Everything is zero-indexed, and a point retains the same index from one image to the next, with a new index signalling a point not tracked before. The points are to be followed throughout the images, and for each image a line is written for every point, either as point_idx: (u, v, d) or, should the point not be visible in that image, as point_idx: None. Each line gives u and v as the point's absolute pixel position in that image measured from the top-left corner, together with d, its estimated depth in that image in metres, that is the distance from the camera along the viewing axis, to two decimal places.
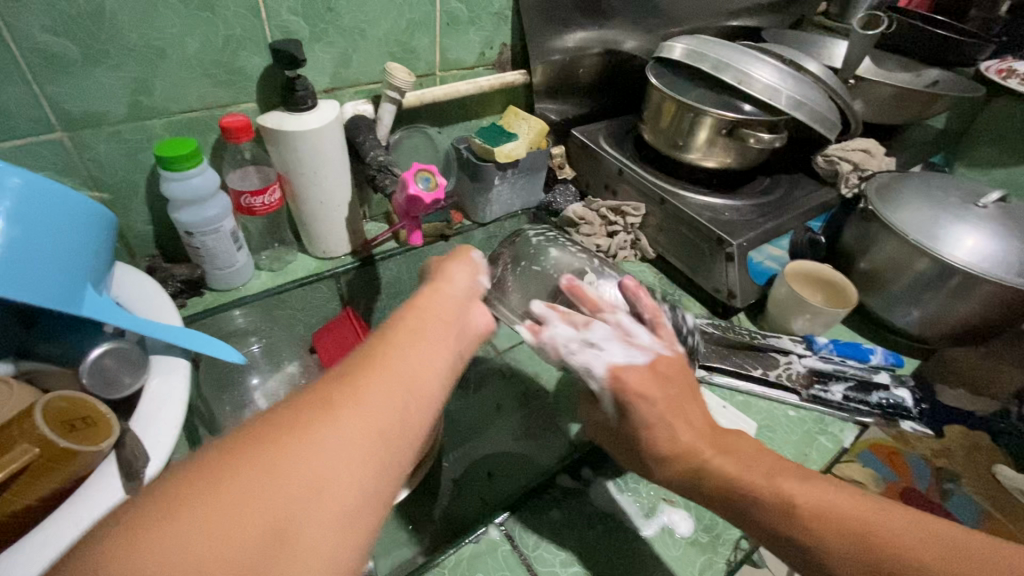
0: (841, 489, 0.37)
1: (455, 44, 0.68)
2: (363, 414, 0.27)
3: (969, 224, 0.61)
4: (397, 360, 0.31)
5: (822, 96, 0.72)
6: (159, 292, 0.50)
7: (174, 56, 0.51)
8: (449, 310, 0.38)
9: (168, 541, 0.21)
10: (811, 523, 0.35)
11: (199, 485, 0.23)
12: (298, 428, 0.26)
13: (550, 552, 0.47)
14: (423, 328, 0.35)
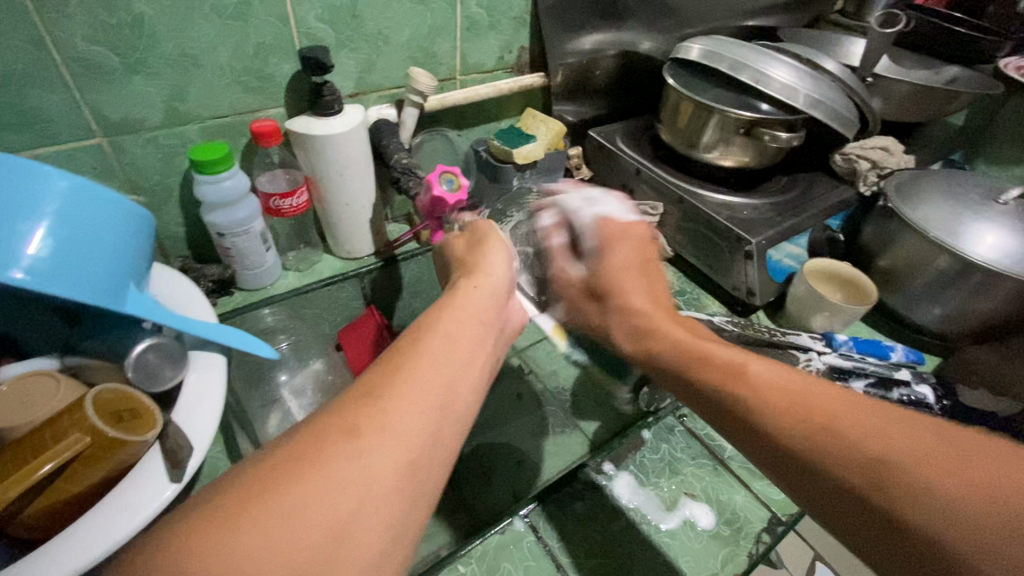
0: (862, 409, 0.34)
1: (474, 48, 0.70)
2: (407, 414, 0.31)
3: (988, 221, 0.62)
4: (428, 361, 0.34)
5: (839, 94, 0.72)
6: (194, 291, 0.52)
7: (208, 64, 0.53)
8: (484, 309, 0.41)
9: (243, 534, 0.24)
10: (844, 437, 0.32)
11: (269, 485, 0.26)
12: (350, 430, 0.29)
13: (573, 543, 0.48)
14: (454, 328, 0.37)
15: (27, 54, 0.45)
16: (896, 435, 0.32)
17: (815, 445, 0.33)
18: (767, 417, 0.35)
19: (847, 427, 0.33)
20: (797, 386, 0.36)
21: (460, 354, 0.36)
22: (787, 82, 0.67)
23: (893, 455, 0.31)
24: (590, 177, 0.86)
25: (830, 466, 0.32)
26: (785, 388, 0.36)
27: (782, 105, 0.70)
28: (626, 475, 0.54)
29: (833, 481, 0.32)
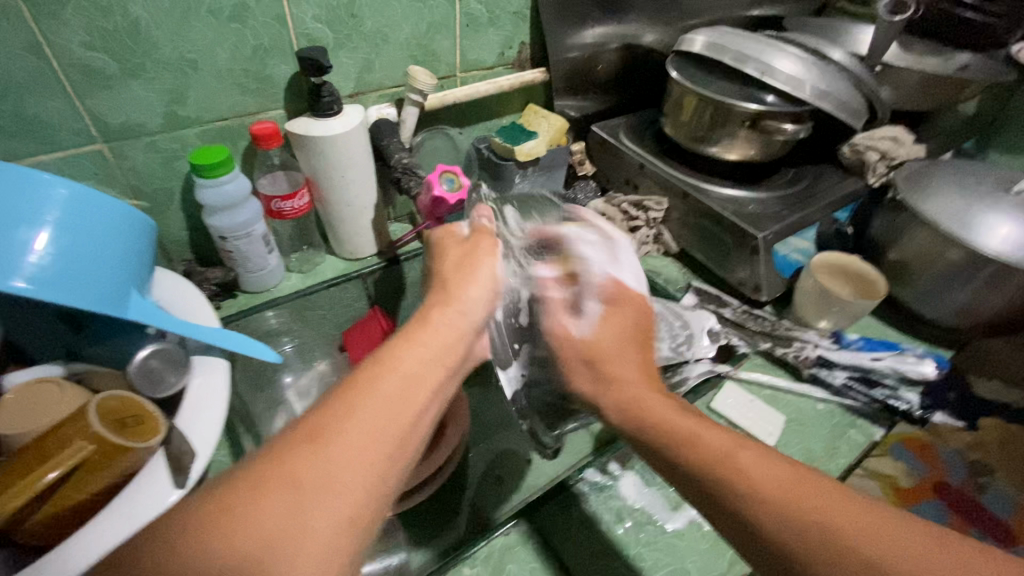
0: (752, 451, 0.35)
1: (474, 45, 0.69)
2: (357, 438, 0.30)
3: (1000, 210, 0.60)
4: (382, 381, 0.33)
5: (847, 84, 0.70)
6: (196, 295, 0.52)
7: (206, 67, 0.52)
8: (455, 329, 0.39)
9: (178, 559, 0.24)
10: (707, 456, 0.35)
11: (216, 512, 0.25)
12: (313, 436, 0.29)
13: (579, 544, 0.48)
14: (417, 343, 0.37)
15: (24, 61, 0.45)
16: (797, 483, 0.32)
17: (751, 506, 0.32)
18: (759, 500, 0.32)
19: (801, 505, 0.31)
20: (722, 441, 0.36)
21: (420, 366, 0.35)
22: (792, 73, 0.66)
23: (809, 539, 0.30)
24: (593, 172, 0.86)
25: (783, 550, 0.31)
26: (719, 441, 0.36)
27: (789, 97, 0.69)
28: (631, 475, 0.53)
29: (760, 545, 0.32)
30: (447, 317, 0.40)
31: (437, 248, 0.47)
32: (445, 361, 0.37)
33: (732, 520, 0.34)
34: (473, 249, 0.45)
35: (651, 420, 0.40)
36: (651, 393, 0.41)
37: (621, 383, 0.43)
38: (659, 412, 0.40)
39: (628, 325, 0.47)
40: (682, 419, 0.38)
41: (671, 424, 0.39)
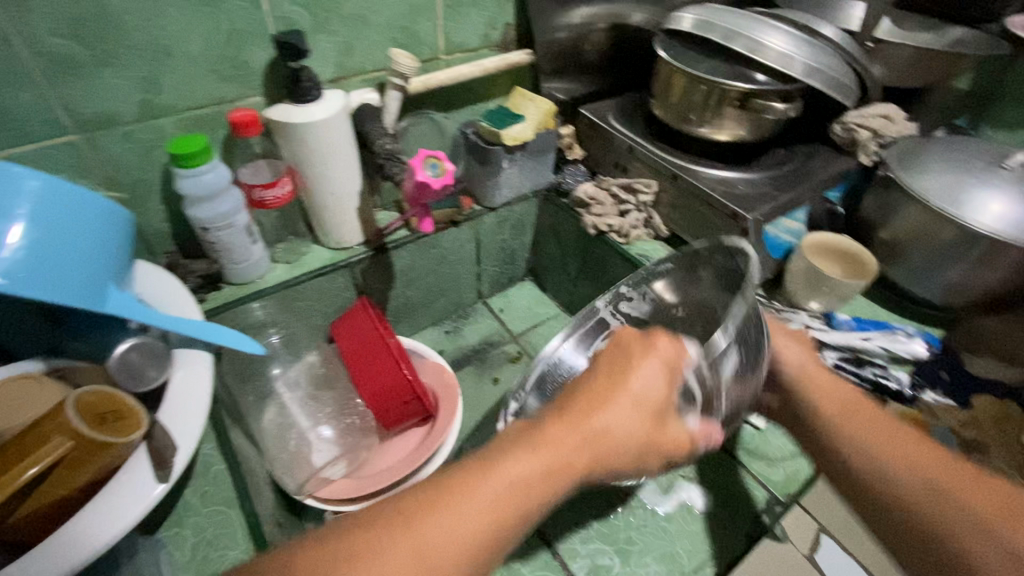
0: (919, 442, 0.39)
1: (457, 27, 0.67)
2: (431, 555, 0.28)
3: (991, 186, 0.60)
4: (483, 495, 0.30)
5: (837, 61, 0.69)
6: (178, 286, 0.51)
7: (181, 54, 0.51)
8: (585, 451, 0.32)
9: None
10: (852, 419, 0.42)
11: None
12: (399, 532, 0.28)
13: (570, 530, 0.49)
14: (515, 474, 0.31)
15: None
16: (931, 457, 0.37)
17: (890, 475, 0.38)
18: (880, 462, 0.38)
19: (929, 472, 0.36)
20: (869, 420, 0.42)
21: (509, 506, 0.30)
22: (781, 51, 0.65)
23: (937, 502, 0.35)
24: (583, 157, 0.84)
25: (913, 512, 0.36)
26: (875, 421, 0.41)
27: (778, 76, 0.68)
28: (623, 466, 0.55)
29: (889, 505, 0.37)
30: (591, 429, 0.33)
31: (630, 344, 0.36)
32: (527, 515, 0.31)
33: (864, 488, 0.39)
34: (627, 389, 0.34)
35: (818, 404, 0.45)
36: (828, 380, 0.47)
37: (790, 385, 0.48)
38: (822, 399, 0.45)
39: (806, 354, 0.50)
40: (835, 401, 0.45)
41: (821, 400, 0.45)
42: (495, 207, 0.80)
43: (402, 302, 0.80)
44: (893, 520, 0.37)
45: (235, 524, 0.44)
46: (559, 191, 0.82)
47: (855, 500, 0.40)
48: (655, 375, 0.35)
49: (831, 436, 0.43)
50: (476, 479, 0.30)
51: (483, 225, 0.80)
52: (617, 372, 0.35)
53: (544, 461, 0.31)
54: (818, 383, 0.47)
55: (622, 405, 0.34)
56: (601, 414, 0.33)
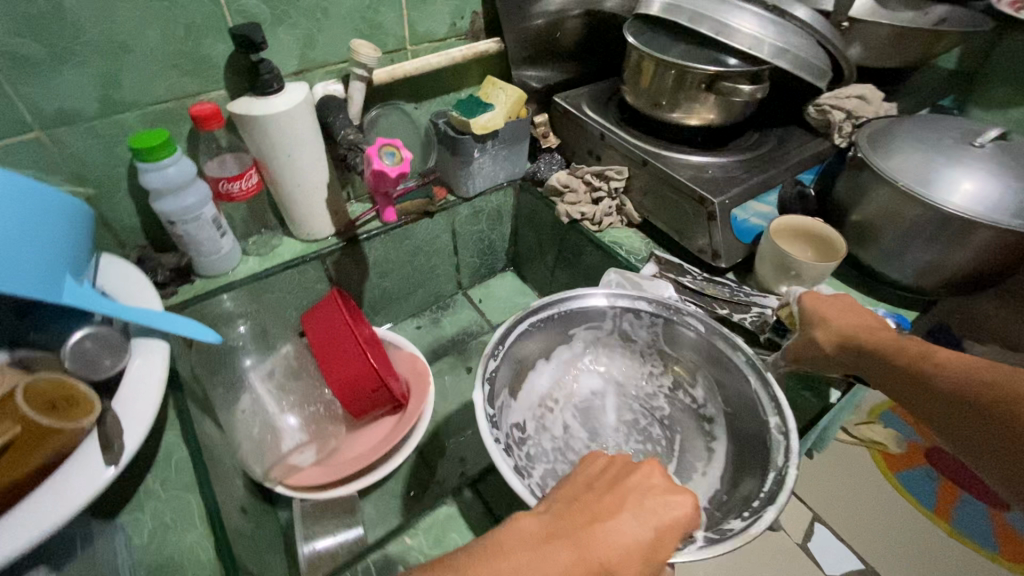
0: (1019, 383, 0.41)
1: (423, 17, 0.67)
2: None
3: (964, 166, 0.59)
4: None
5: (807, 41, 0.68)
6: (141, 278, 0.52)
7: (139, 49, 0.51)
8: (596, 570, 0.34)
9: None
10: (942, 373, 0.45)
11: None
12: None
13: None
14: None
15: None
16: None
17: (981, 400, 0.42)
18: None
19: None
20: (948, 358, 0.46)
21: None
22: (748, 32, 0.64)
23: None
24: (558, 145, 0.84)
25: (1014, 424, 0.40)
26: (947, 357, 0.46)
27: (746, 58, 0.67)
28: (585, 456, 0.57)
29: (989, 422, 0.42)
30: (604, 544, 0.35)
31: (646, 478, 0.39)
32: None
33: (957, 410, 0.44)
34: (638, 511, 0.37)
35: (872, 350, 0.50)
36: (872, 331, 0.51)
37: (845, 338, 0.51)
38: (885, 345, 0.49)
39: (852, 313, 0.53)
40: (900, 346, 0.49)
41: (886, 346, 0.49)
42: (469, 197, 0.80)
43: (379, 293, 0.81)
44: (996, 434, 0.41)
45: (193, 509, 0.45)
46: (534, 179, 0.82)
47: (943, 422, 0.45)
48: (666, 509, 0.37)
49: (905, 373, 0.47)
50: (485, 571, 0.32)
51: (457, 216, 0.81)
52: (631, 499, 0.37)
53: (546, 573, 0.33)
54: (870, 333, 0.50)
55: (626, 530, 0.36)
56: (610, 527, 0.36)
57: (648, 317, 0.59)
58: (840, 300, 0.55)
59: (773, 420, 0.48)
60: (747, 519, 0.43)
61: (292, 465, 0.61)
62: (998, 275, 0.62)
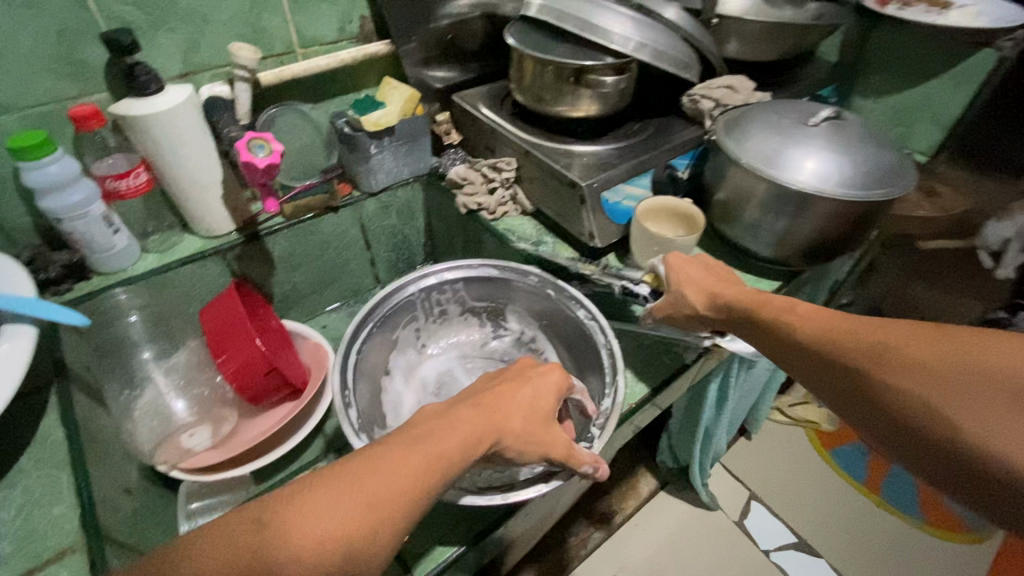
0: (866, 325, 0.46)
1: (309, 22, 0.71)
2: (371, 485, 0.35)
3: (804, 146, 0.64)
4: (416, 448, 0.37)
5: (672, 37, 0.74)
6: (19, 270, 0.54)
7: (12, 54, 0.54)
8: (496, 412, 0.42)
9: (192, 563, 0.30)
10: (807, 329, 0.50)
11: (220, 563, 0.30)
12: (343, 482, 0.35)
13: None
14: (435, 439, 0.38)
15: None
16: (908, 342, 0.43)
17: (844, 352, 0.46)
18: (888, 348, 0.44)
19: (883, 342, 0.44)
20: (814, 314, 0.50)
21: (432, 463, 0.37)
22: (609, 28, 0.70)
23: (902, 359, 0.43)
24: (461, 141, 0.88)
25: (870, 371, 0.44)
26: (811, 314, 0.50)
27: (612, 52, 0.72)
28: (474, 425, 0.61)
29: (849, 372, 0.46)
30: (504, 398, 0.43)
31: (523, 371, 0.47)
32: (451, 472, 0.38)
33: (825, 363, 0.48)
34: (525, 386, 0.45)
35: (748, 310, 0.55)
36: (728, 284, 0.58)
37: (712, 291, 0.58)
38: (757, 305, 0.54)
39: (705, 272, 0.60)
40: (768, 305, 0.54)
41: (766, 308, 0.54)
42: (373, 192, 0.83)
43: (290, 288, 0.84)
44: (856, 380, 0.45)
45: (63, 485, 0.47)
46: (437, 174, 0.86)
47: (817, 376, 0.49)
48: (545, 379, 0.46)
49: (780, 333, 0.52)
50: (404, 443, 0.38)
51: (363, 211, 0.84)
52: (506, 381, 0.46)
53: (458, 429, 0.39)
54: (733, 291, 0.57)
55: (517, 404, 0.43)
56: (509, 395, 0.44)
57: (452, 288, 0.67)
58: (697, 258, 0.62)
59: (581, 313, 0.61)
60: (613, 394, 0.54)
61: (184, 449, 0.62)
62: (842, 242, 0.67)
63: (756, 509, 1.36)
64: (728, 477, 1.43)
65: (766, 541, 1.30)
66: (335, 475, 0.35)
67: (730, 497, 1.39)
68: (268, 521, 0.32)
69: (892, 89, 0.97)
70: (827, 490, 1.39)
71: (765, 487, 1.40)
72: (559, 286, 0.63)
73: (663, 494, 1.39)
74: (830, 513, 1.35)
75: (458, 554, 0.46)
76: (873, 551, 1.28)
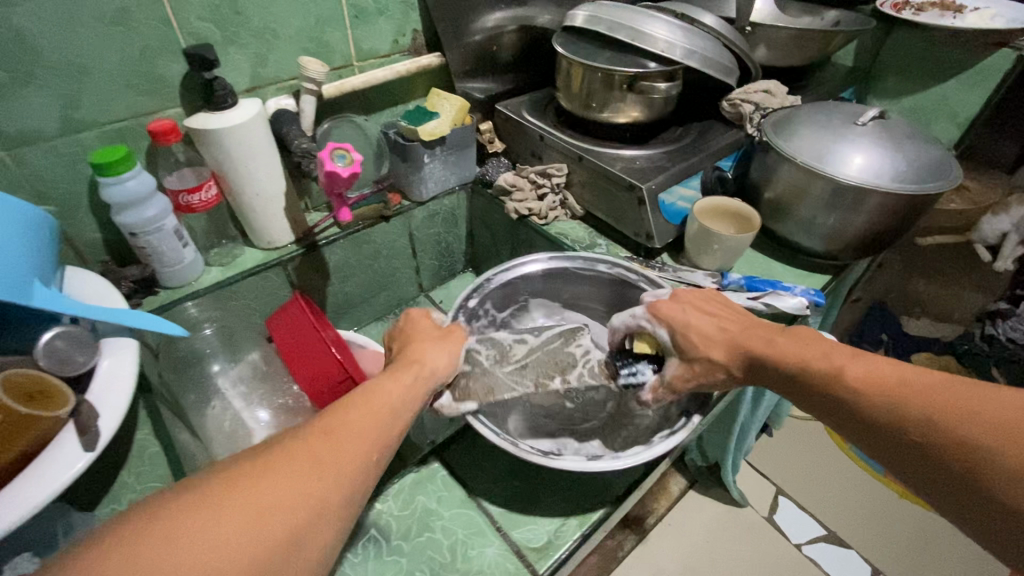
0: (895, 372, 0.42)
1: (367, 36, 0.73)
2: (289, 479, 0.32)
3: (855, 145, 0.67)
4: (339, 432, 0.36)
5: (715, 45, 0.77)
6: (110, 286, 0.54)
7: (97, 71, 0.54)
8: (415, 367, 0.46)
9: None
10: (827, 374, 0.44)
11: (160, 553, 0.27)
12: (253, 478, 0.32)
13: (484, 494, 0.49)
14: (374, 396, 0.41)
15: None
16: (947, 397, 0.39)
17: (889, 415, 0.40)
18: (923, 407, 0.39)
19: (961, 428, 0.37)
20: (871, 381, 0.42)
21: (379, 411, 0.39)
22: (660, 37, 0.73)
23: (993, 449, 0.36)
24: (504, 149, 0.90)
25: (957, 466, 0.37)
26: (870, 380, 0.42)
27: (661, 59, 0.75)
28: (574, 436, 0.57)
29: (931, 460, 0.39)
30: (420, 348, 0.49)
31: (418, 321, 0.54)
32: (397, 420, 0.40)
33: (904, 448, 0.40)
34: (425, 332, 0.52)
35: (788, 374, 0.46)
36: (761, 333, 0.50)
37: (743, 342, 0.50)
38: (801, 366, 0.46)
39: (727, 312, 0.53)
40: (813, 370, 0.45)
41: (814, 373, 0.45)
42: (423, 200, 0.85)
43: (342, 298, 0.84)
44: (936, 470, 0.38)
45: None
46: (483, 182, 0.88)
47: (885, 455, 0.42)
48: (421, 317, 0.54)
49: (834, 402, 0.43)
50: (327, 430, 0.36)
51: (412, 220, 0.86)
52: (408, 339, 0.51)
53: (387, 389, 0.42)
54: (765, 344, 0.48)
55: (425, 342, 0.50)
56: (421, 345, 0.50)
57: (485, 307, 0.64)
58: (693, 298, 0.54)
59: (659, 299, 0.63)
60: None
61: None
62: (892, 235, 0.70)
63: (785, 503, 1.38)
64: (754, 474, 1.45)
65: (798, 534, 1.32)
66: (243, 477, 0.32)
67: (758, 493, 1.41)
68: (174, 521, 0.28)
69: (910, 90, 1.02)
70: (850, 482, 1.42)
71: (790, 480, 1.43)
72: (567, 256, 0.68)
73: (693, 494, 1.40)
74: (858, 505, 1.38)
75: (606, 514, 0.48)
76: (902, 539, 1.31)
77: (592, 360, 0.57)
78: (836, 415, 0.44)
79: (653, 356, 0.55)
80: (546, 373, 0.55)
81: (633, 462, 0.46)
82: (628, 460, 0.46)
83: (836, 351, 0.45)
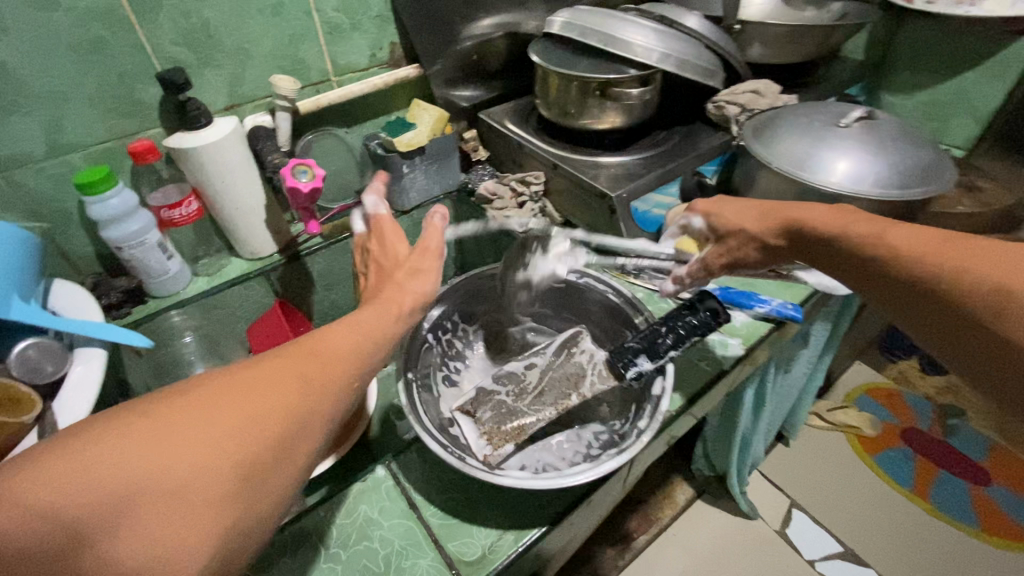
0: (957, 240, 0.39)
1: (343, 50, 0.75)
2: (253, 403, 0.29)
3: (841, 149, 0.63)
4: (311, 350, 0.33)
5: (695, 46, 0.75)
6: (91, 302, 0.58)
7: (77, 96, 0.58)
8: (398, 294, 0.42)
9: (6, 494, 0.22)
10: (904, 244, 0.41)
11: (97, 473, 0.24)
12: (214, 395, 0.28)
13: (423, 506, 0.50)
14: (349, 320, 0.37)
15: None
16: (1011, 258, 0.36)
17: (948, 284, 0.37)
18: (976, 274, 0.36)
19: (1013, 286, 0.34)
20: (921, 247, 0.40)
21: (352, 343, 0.35)
22: (631, 39, 0.71)
23: (995, 295, 0.35)
24: (488, 157, 0.90)
25: (970, 308, 0.36)
26: (910, 240, 0.40)
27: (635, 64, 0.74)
28: (524, 449, 0.53)
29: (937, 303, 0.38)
30: (402, 272, 0.44)
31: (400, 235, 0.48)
32: (374, 346, 0.36)
33: (952, 317, 0.38)
34: (410, 252, 0.46)
35: (828, 242, 0.46)
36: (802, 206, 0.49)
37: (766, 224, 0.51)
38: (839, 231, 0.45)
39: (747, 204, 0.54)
40: (862, 233, 0.43)
41: (850, 237, 0.44)
42: (406, 210, 0.86)
43: (328, 305, 0.87)
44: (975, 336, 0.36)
45: None
46: (467, 190, 0.88)
47: (931, 325, 0.40)
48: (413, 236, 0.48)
49: (856, 254, 0.44)
50: (297, 353, 0.33)
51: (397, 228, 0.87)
52: (386, 263, 0.46)
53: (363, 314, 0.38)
54: (810, 213, 0.48)
55: (406, 271, 0.44)
56: (403, 269, 0.45)
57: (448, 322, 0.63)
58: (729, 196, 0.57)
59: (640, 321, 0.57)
60: (661, 383, 0.51)
61: None
62: None
63: (799, 518, 1.32)
64: (768, 487, 1.40)
65: (811, 550, 1.26)
66: (203, 397, 0.28)
67: (770, 505, 1.36)
68: (123, 438, 0.25)
69: (923, 84, 0.96)
70: (874, 499, 1.34)
71: (806, 494, 1.37)
72: (536, 266, 0.63)
73: (701, 503, 1.36)
74: (880, 521, 1.30)
75: (542, 533, 0.47)
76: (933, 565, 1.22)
77: (599, 364, 0.53)
78: (894, 291, 0.42)
79: (642, 347, 0.51)
80: (562, 392, 0.52)
81: (579, 479, 0.43)
82: (574, 480, 0.43)
83: (867, 216, 0.45)
